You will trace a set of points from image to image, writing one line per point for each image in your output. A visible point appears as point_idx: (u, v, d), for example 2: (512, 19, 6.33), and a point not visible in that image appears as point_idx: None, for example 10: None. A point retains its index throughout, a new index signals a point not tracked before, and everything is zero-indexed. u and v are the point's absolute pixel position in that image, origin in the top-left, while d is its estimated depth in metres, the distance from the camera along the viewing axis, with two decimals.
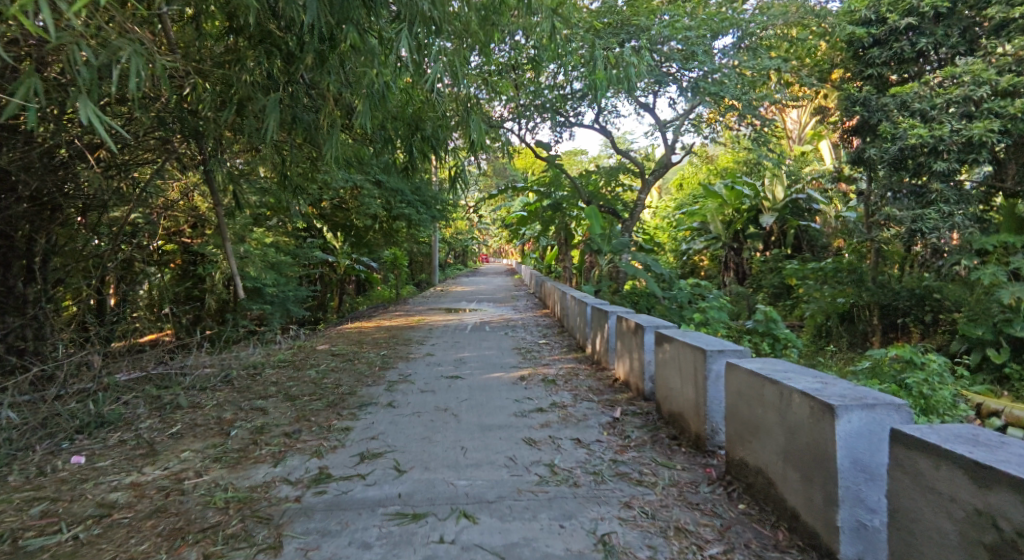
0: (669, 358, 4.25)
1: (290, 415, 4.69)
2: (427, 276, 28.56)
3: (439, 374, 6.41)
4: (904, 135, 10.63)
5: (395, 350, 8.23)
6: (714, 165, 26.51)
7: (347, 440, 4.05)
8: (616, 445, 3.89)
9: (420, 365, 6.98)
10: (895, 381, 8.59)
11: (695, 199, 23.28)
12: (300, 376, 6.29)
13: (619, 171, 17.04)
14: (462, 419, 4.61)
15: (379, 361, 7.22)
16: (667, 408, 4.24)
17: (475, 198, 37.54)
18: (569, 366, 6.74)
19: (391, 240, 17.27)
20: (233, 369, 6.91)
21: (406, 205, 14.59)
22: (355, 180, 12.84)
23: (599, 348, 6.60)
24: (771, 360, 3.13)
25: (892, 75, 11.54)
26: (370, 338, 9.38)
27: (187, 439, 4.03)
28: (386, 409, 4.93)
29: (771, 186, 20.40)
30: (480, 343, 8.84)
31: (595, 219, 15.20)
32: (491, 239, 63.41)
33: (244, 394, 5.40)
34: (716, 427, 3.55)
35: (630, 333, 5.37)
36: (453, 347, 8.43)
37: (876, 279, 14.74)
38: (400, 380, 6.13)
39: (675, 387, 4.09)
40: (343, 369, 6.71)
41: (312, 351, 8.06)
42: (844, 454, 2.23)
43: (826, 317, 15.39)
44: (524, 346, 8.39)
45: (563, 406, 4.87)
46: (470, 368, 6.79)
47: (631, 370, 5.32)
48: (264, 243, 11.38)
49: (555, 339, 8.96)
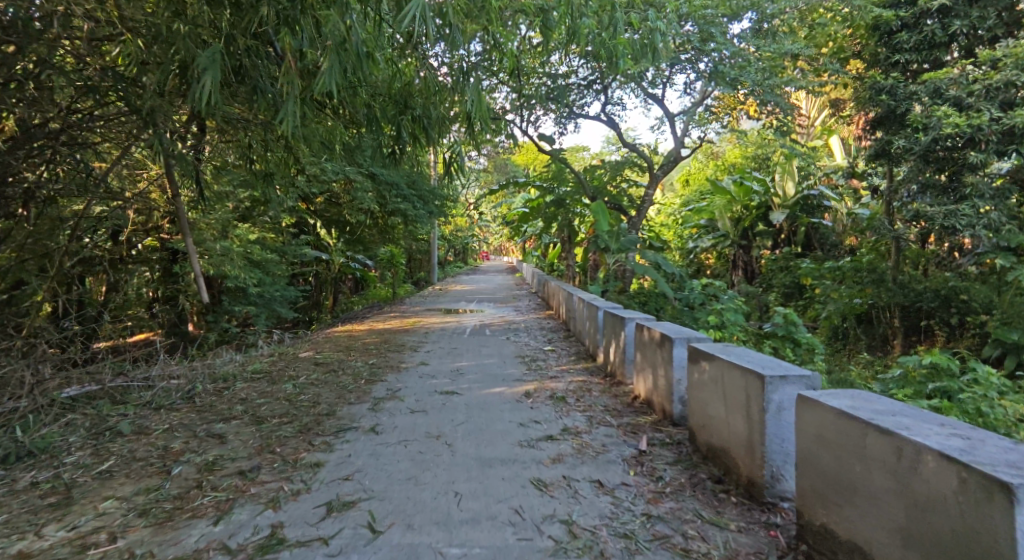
0: (709, 379, 3.51)
1: (251, 444, 3.95)
2: (426, 273, 27.75)
3: (432, 389, 5.66)
4: (937, 124, 9.74)
5: (386, 357, 7.48)
6: (721, 160, 25.80)
7: (315, 482, 3.30)
8: (648, 491, 3.13)
9: (412, 377, 6.22)
10: (935, 393, 7.83)
11: (702, 196, 22.53)
12: (275, 390, 5.55)
13: (625, 164, 16.22)
14: (457, 450, 3.86)
15: (367, 373, 6.47)
16: (706, 440, 3.50)
17: (475, 195, 36.78)
18: (580, 379, 5.98)
19: (386, 237, 16.49)
20: (201, 380, 6.17)
21: (402, 201, 13.77)
22: (345, 172, 12.06)
23: (614, 359, 5.84)
24: (860, 394, 2.38)
25: (921, 62, 10.75)
26: (360, 344, 8.62)
27: (116, 481, 3.29)
28: (367, 436, 4.18)
29: (782, 182, 19.46)
30: (480, 350, 8.08)
31: (603, 216, 13.70)
32: (491, 237, 62.64)
33: (204, 415, 4.66)
34: (778, 472, 2.80)
35: (654, 345, 4.64)
36: (451, 354, 7.68)
37: (898, 279, 14.00)
38: (388, 396, 5.39)
39: (718, 417, 3.35)
40: (325, 382, 5.96)
41: (296, 359, 7.31)
42: (1023, 559, 1.50)
43: (843, 318, 14.66)
44: (528, 354, 7.64)
45: (577, 434, 4.12)
46: (468, 380, 6.04)
47: (655, 388, 4.57)
48: (248, 240, 10.64)
49: (561, 346, 8.20)
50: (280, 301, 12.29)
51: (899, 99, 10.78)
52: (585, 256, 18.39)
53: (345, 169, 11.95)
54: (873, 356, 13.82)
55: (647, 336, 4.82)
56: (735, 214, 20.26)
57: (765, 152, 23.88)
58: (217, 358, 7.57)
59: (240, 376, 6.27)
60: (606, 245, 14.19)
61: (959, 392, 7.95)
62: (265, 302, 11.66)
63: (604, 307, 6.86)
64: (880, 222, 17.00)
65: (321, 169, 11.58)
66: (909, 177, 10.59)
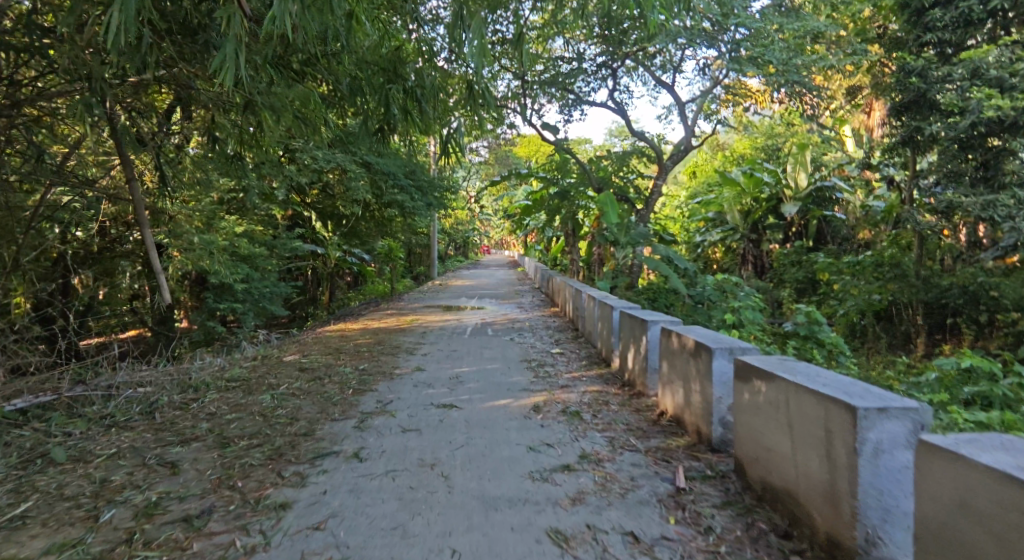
0: (766, 403, 2.85)
1: (208, 476, 3.28)
2: (425, 268, 27.03)
3: (428, 401, 5.00)
4: (978, 107, 9.00)
5: (379, 362, 6.82)
6: (731, 152, 25.17)
7: (276, 533, 2.63)
8: (697, 550, 2.47)
9: (406, 386, 5.55)
10: (979, 400, 7.18)
11: (710, 188, 21.85)
12: (250, 402, 4.88)
13: (631, 155, 15.05)
14: (455, 486, 3.19)
15: (358, 379, 5.81)
16: (762, 477, 2.84)
17: (476, 187, 36.10)
18: (595, 389, 5.32)
19: (384, 230, 15.84)
20: (169, 389, 5.50)
21: (399, 191, 13.04)
22: (334, 160, 11.27)
23: (635, 368, 5.19)
24: (1013, 444, 1.73)
25: (957, 42, 10.06)
26: (352, 345, 7.95)
27: (28, 531, 2.63)
28: (349, 464, 3.52)
29: (794, 173, 18.51)
30: (482, 352, 7.41)
31: (612, 207, 13.00)
32: (492, 230, 61.94)
33: (161, 435, 3.98)
34: (875, 535, 2.13)
35: (686, 355, 3.98)
36: (450, 358, 7.02)
37: (921, 274, 13.32)
38: (379, 409, 4.73)
39: (779, 452, 2.69)
40: (308, 391, 5.30)
41: (280, 364, 6.64)
42: None
43: (861, 315, 14.00)
44: (535, 357, 6.98)
45: (599, 463, 3.47)
46: (469, 390, 5.38)
47: (688, 405, 3.91)
48: (234, 233, 9.98)
49: (570, 349, 7.53)
50: (270, 298, 11.62)
51: (929, 83, 10.04)
52: (591, 250, 17.75)
53: (337, 157, 11.23)
54: (894, 354, 13.17)
55: (678, 345, 4.16)
56: (745, 206, 19.48)
57: (775, 143, 23.11)
58: (192, 363, 6.92)
59: (215, 383, 5.60)
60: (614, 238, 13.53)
61: (1004, 399, 7.29)
62: (254, 298, 10.97)
63: (619, 308, 6.20)
64: (898, 214, 16.30)
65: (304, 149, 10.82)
66: (940, 166, 9.96)
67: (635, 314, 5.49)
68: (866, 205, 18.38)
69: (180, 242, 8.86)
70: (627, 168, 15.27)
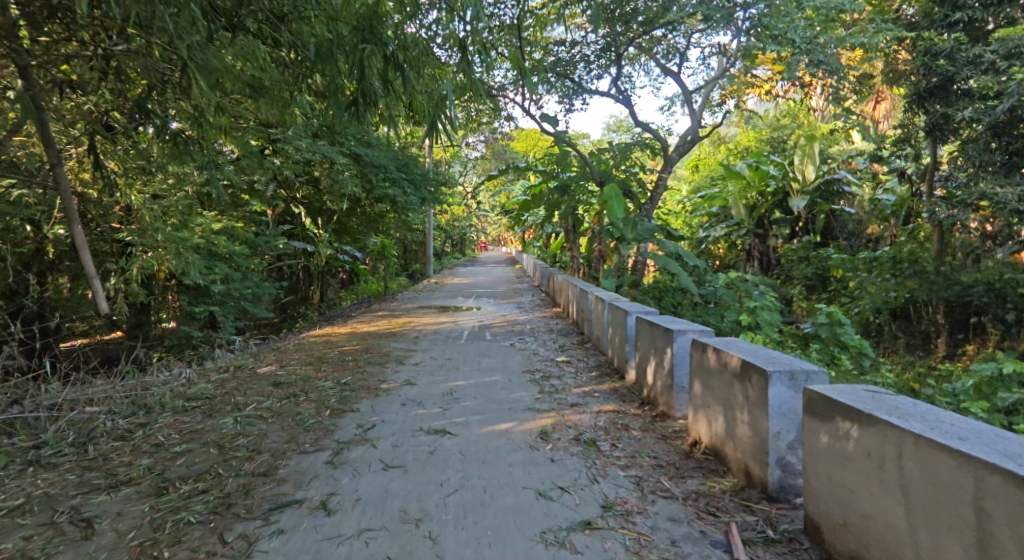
0: (856, 453, 2.14)
1: (129, 542, 2.55)
2: (421, 265, 26.24)
3: (417, 426, 4.27)
4: (1017, 89, 8.31)
5: (365, 373, 6.08)
6: (735, 146, 24.51)
7: None
8: None
9: (393, 405, 4.83)
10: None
11: (714, 182, 21.15)
12: (207, 428, 4.14)
13: (633, 148, 14.10)
14: (447, 556, 2.46)
15: (339, 396, 5.07)
16: (854, 549, 2.16)
17: (472, 182, 35.28)
18: (611, 409, 4.60)
19: (376, 227, 15.10)
20: (119, 409, 4.74)
21: (391, 185, 12.27)
22: (317, 151, 10.43)
23: (658, 385, 4.47)
24: None
25: (989, 24, 9.50)
26: (336, 353, 7.21)
27: None
28: (313, 519, 2.79)
29: (802, 165, 17.74)
30: (480, 362, 6.68)
31: (616, 200, 12.18)
32: (489, 226, 61.17)
33: (87, 476, 3.25)
34: None
35: (726, 376, 3.28)
36: (445, 369, 6.28)
37: (940, 270, 12.61)
38: (359, 437, 4.00)
39: (885, 524, 2.00)
40: (279, 412, 4.56)
41: (252, 377, 5.89)
42: None
43: (878, 313, 13.27)
44: (539, 368, 6.26)
45: (629, 519, 2.75)
46: (466, 410, 4.64)
47: (732, 438, 3.20)
48: (212, 230, 9.22)
49: (576, 357, 6.81)
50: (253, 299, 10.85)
51: (959, 65, 9.33)
52: (592, 247, 17.00)
53: (319, 148, 10.38)
54: (913, 355, 12.45)
55: (714, 362, 3.46)
56: (750, 199, 18.72)
57: (780, 135, 22.34)
58: (155, 376, 6.16)
59: (171, 401, 4.84)
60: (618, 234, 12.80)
61: None
62: (233, 300, 10.14)
63: (634, 313, 5.48)
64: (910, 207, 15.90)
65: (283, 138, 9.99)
66: (973, 154, 9.24)
67: (654, 320, 4.79)
68: (876, 200, 17.66)
69: (147, 239, 8.11)
70: (628, 162, 14.40)
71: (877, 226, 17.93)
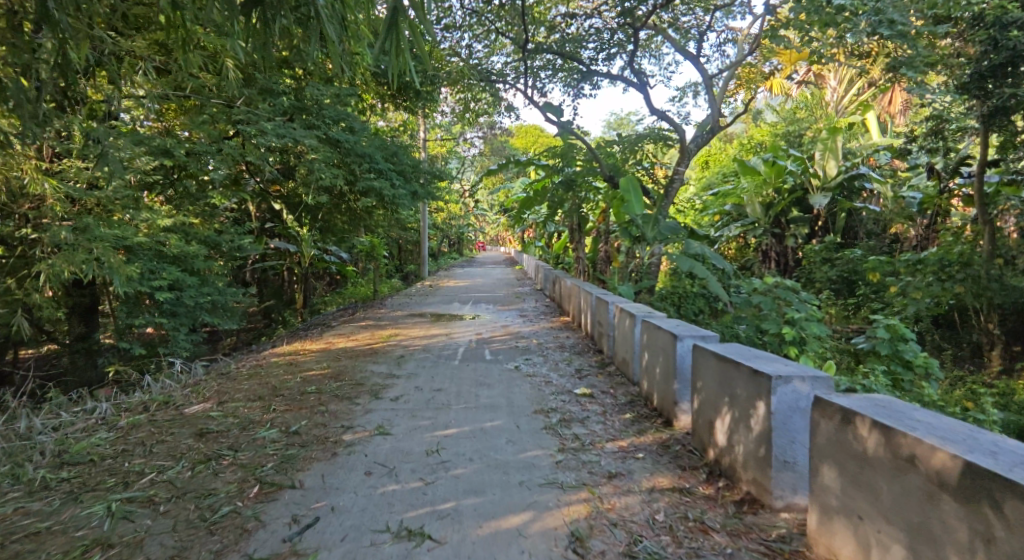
0: None
1: None
2: (415, 266, 24.77)
3: (383, 520, 2.83)
4: None
5: (327, 415, 4.66)
6: (748, 140, 23.15)
7: None
8: None
9: (352, 475, 3.39)
10: None
11: (728, 178, 19.85)
12: (56, 529, 2.70)
13: (642, 142, 12.67)
14: None
15: (282, 457, 3.63)
16: None
17: (469, 179, 33.79)
18: (669, 486, 3.17)
19: (363, 226, 13.63)
20: None
21: (376, 176, 10.83)
22: (288, 137, 8.78)
23: (740, 452, 3.05)
24: None
25: None
26: (298, 382, 5.79)
27: None
28: None
29: (822, 161, 16.42)
30: (478, 396, 5.24)
31: (635, 192, 10.87)
32: (486, 224, 59.89)
33: None
34: None
35: (913, 482, 1.85)
36: (433, 409, 4.84)
37: (993, 275, 10.91)
38: (286, 548, 2.56)
39: None
40: (183, 490, 3.12)
41: (177, 420, 4.46)
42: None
43: (919, 322, 11.87)
44: (555, 407, 4.81)
45: None
46: (457, 487, 3.21)
47: None
48: (161, 227, 8.08)
49: (600, 391, 5.35)
50: (212, 308, 9.35)
51: None
52: (599, 247, 15.63)
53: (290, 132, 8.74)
54: (964, 369, 10.98)
55: (876, 449, 2.02)
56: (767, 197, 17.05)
57: (796, 129, 20.89)
58: (54, 417, 4.72)
59: (35, 469, 3.40)
60: (633, 234, 11.36)
61: None
62: (188, 310, 8.66)
63: (689, 339, 4.08)
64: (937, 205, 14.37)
65: (242, 118, 8.42)
66: None
67: (726, 354, 3.36)
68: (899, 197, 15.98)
69: (51, 235, 6.46)
70: (636, 154, 13.00)
71: (901, 225, 16.35)
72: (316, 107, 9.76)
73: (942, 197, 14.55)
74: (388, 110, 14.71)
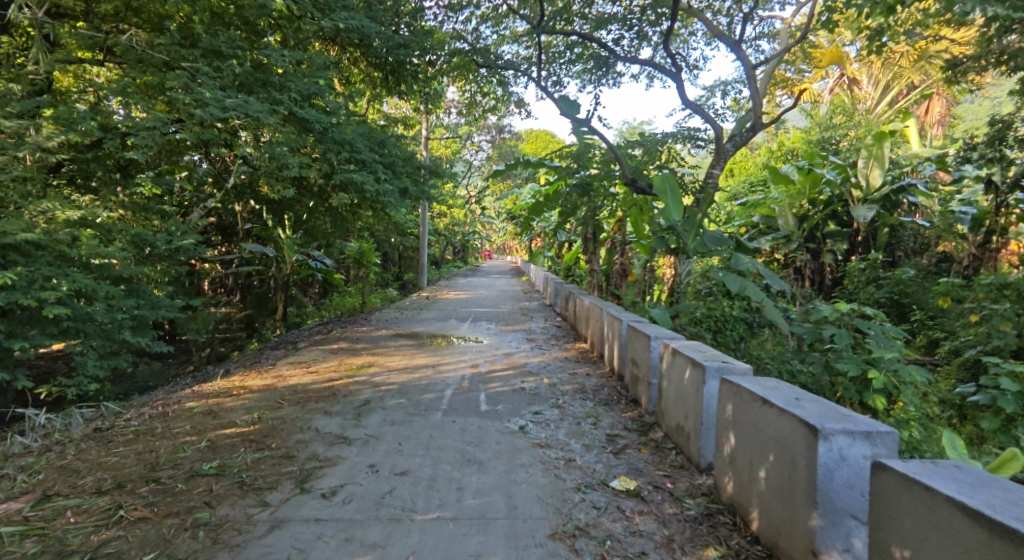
0: None
1: None
2: (415, 274, 23.00)
3: None
4: None
5: (202, 536, 2.77)
6: (777, 146, 21.28)
7: None
8: None
9: None
10: None
11: (756, 187, 17.99)
12: None
13: (667, 142, 10.91)
14: None
15: None
16: None
17: (476, 185, 32.03)
18: None
19: (346, 228, 11.86)
20: None
21: (358, 169, 9.01)
22: (236, 111, 6.75)
23: None
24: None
25: None
26: (195, 449, 3.92)
27: None
28: None
29: (866, 168, 12.64)
30: (460, 493, 3.35)
31: (671, 194, 8.99)
32: (494, 233, 58.14)
33: None
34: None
35: None
36: (384, 522, 2.95)
37: None
38: None
39: None
40: None
41: None
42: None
43: None
44: (586, 528, 2.92)
45: None
46: None
47: None
48: (70, 222, 6.32)
49: (653, 486, 3.45)
50: (144, 326, 7.43)
51: None
52: (613, 260, 13.73)
53: (238, 103, 6.71)
54: None
55: None
56: (799, 208, 13.31)
57: (832, 135, 18.99)
58: None
59: None
60: (666, 245, 9.46)
61: None
62: (102, 329, 6.75)
63: (834, 433, 2.22)
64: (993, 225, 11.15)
65: (174, 86, 6.59)
66: None
67: (983, 509, 1.68)
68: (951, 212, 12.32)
69: None
70: (661, 160, 11.10)
71: (950, 242, 12.91)
72: (281, 80, 7.86)
73: (997, 215, 11.03)
74: (382, 98, 12.93)
